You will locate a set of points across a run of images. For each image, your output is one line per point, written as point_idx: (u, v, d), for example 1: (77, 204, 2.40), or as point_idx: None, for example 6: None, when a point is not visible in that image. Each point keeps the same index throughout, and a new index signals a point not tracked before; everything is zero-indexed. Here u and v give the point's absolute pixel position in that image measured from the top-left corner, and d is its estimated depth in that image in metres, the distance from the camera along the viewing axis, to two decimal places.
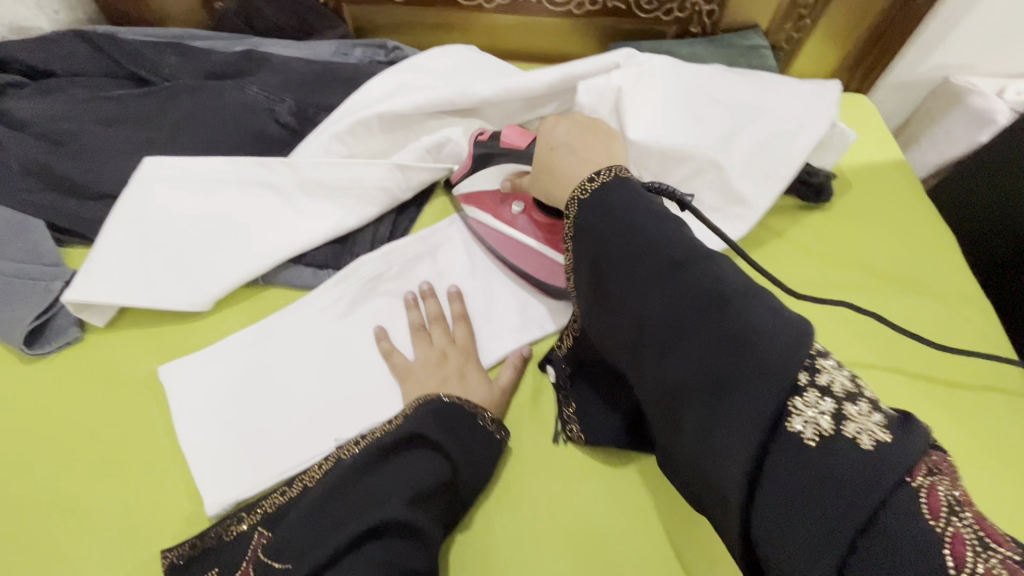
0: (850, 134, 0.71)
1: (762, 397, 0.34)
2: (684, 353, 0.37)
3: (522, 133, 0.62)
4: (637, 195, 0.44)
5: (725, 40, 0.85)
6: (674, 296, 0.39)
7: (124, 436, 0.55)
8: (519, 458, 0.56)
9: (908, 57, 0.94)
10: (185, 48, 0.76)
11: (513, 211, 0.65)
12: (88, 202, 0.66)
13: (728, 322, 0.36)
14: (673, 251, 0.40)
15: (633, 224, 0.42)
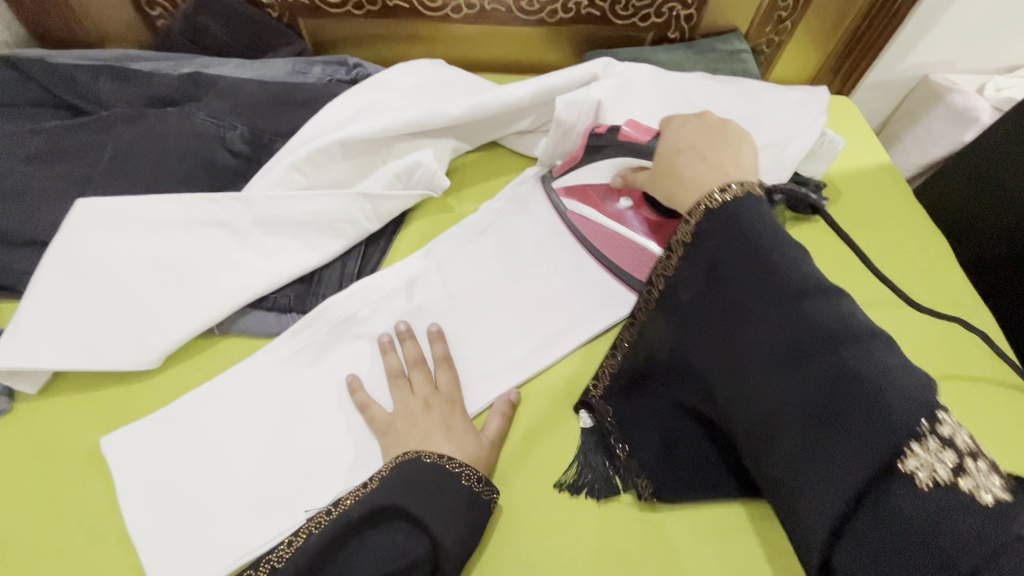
0: (841, 142, 0.68)
1: (862, 423, 0.36)
2: (792, 375, 0.40)
3: (646, 128, 0.57)
4: (761, 212, 0.43)
5: (704, 45, 0.82)
6: (794, 319, 0.40)
7: (62, 520, 0.48)
8: (513, 516, 0.51)
9: (888, 56, 0.92)
10: (123, 72, 0.69)
11: (620, 208, 0.62)
12: (15, 250, 0.58)
13: (852, 364, 0.37)
14: (794, 273, 0.40)
15: (750, 241, 0.42)
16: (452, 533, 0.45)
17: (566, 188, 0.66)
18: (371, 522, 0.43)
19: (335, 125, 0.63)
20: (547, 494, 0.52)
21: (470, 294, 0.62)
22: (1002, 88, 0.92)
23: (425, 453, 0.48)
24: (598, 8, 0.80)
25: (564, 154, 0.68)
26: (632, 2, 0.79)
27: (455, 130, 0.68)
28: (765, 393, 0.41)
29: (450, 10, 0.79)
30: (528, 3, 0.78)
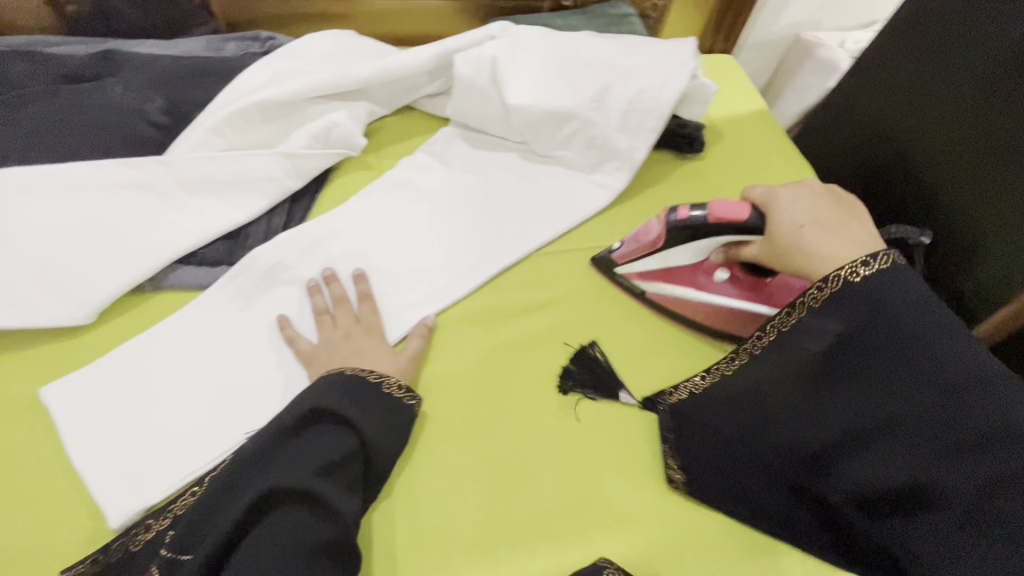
0: (710, 84, 0.78)
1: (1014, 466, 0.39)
2: (949, 414, 0.42)
3: (736, 203, 0.55)
4: (914, 284, 0.46)
5: (596, 11, 0.91)
6: (912, 377, 0.43)
7: (7, 463, 0.51)
8: (432, 423, 0.57)
9: (761, 17, 1.03)
10: (34, 54, 0.71)
11: (717, 279, 0.61)
12: None
13: (1013, 462, 0.39)
14: (938, 347, 0.43)
15: (900, 306, 0.45)
16: (376, 428, 0.51)
17: (641, 274, 0.64)
18: (300, 426, 0.49)
19: (249, 90, 0.67)
20: (463, 401, 0.58)
21: (390, 239, 0.68)
22: (859, 41, 1.05)
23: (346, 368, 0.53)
24: None
25: (469, 110, 0.75)
26: None
27: (366, 93, 0.74)
28: (907, 457, 0.43)
29: None
30: None
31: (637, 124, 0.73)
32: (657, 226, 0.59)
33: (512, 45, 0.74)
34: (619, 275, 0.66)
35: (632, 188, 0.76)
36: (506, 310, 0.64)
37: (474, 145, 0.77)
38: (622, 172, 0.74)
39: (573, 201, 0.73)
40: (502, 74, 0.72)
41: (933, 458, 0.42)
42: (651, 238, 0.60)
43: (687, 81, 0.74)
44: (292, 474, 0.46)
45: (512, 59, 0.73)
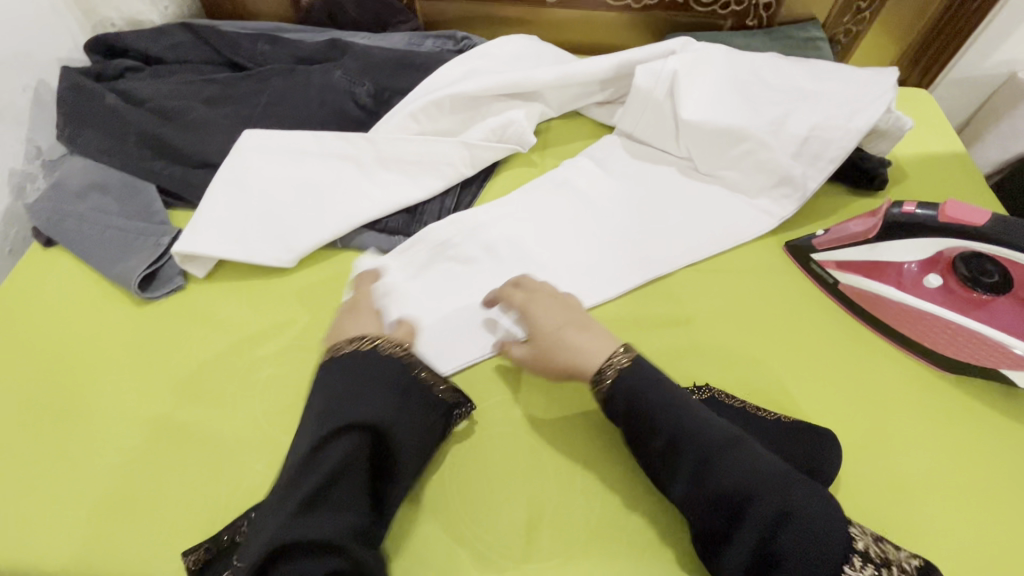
0: (903, 118, 0.72)
1: (774, 508, 0.44)
2: (716, 476, 0.47)
3: (970, 208, 0.54)
4: (654, 372, 0.53)
5: (781, 32, 0.88)
6: (713, 455, 0.47)
7: (221, 370, 0.63)
8: (544, 419, 0.59)
9: (970, 52, 0.93)
10: (277, 38, 0.85)
11: (926, 285, 0.60)
12: (191, 169, 0.74)
13: (780, 521, 0.44)
14: (694, 413, 0.50)
15: (651, 391, 0.51)
16: (393, 423, 0.51)
17: (839, 263, 0.64)
18: (310, 450, 0.48)
19: (445, 83, 0.75)
20: (568, 403, 0.60)
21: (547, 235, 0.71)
22: None
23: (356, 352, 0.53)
24: None
25: (637, 121, 0.77)
26: None
27: (543, 94, 0.78)
28: (698, 517, 0.48)
29: None
30: None
31: (815, 152, 0.70)
32: (873, 220, 0.60)
33: (693, 61, 0.74)
34: (811, 262, 0.67)
35: (797, 217, 0.73)
36: (651, 319, 0.65)
37: (636, 155, 0.78)
38: (790, 202, 0.72)
39: (733, 224, 0.72)
40: (679, 90, 0.73)
41: (709, 525, 0.47)
42: (862, 230, 0.62)
43: (878, 114, 0.69)
44: (302, 492, 0.46)
45: (692, 75, 0.73)
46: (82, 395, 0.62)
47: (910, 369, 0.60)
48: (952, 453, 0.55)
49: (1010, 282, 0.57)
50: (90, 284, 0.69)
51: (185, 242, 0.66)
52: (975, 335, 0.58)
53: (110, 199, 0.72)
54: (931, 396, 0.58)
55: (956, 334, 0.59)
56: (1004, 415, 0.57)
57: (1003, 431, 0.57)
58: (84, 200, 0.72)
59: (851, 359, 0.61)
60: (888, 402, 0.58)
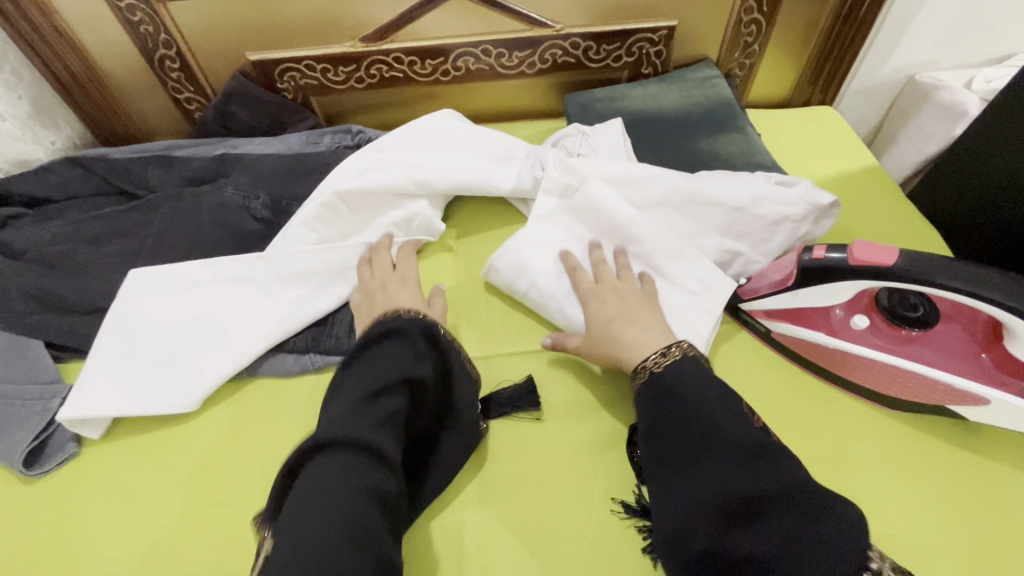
0: (828, 195, 0.63)
1: (775, 490, 0.42)
2: (716, 470, 0.44)
3: (879, 247, 0.51)
4: (702, 369, 0.51)
5: (676, 77, 0.89)
6: (728, 448, 0.45)
7: (119, 544, 0.56)
8: (479, 538, 0.52)
9: (865, 65, 0.94)
10: (167, 160, 0.81)
11: (855, 327, 0.57)
12: (80, 316, 0.69)
13: (791, 509, 0.41)
14: (723, 415, 0.47)
15: (682, 391, 0.49)
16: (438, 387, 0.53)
17: (767, 311, 0.61)
18: (372, 390, 0.48)
19: (343, 182, 0.71)
20: (505, 513, 0.53)
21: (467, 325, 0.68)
22: (991, 79, 0.91)
23: (383, 328, 0.53)
24: (573, 55, 0.87)
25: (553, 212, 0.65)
26: (603, 47, 0.87)
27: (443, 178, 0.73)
28: (695, 517, 0.43)
29: (440, 74, 0.89)
30: (508, 60, 0.87)
31: (745, 229, 0.63)
32: (787, 267, 0.57)
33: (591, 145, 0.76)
34: (741, 310, 0.63)
35: None
36: (590, 405, 0.60)
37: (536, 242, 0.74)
38: (716, 289, 0.61)
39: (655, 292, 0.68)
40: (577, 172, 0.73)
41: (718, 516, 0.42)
42: (778, 278, 0.59)
43: (797, 232, 0.63)
44: (366, 421, 0.45)
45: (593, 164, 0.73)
46: None
47: (858, 413, 0.57)
48: (923, 503, 0.51)
49: (937, 312, 0.56)
50: None
51: (69, 406, 0.60)
52: (911, 374, 0.54)
53: None
54: (887, 439, 0.55)
55: (903, 378, 0.54)
56: (961, 447, 0.54)
57: (967, 467, 0.53)
58: None
59: (798, 412, 0.57)
60: (847, 456, 0.54)
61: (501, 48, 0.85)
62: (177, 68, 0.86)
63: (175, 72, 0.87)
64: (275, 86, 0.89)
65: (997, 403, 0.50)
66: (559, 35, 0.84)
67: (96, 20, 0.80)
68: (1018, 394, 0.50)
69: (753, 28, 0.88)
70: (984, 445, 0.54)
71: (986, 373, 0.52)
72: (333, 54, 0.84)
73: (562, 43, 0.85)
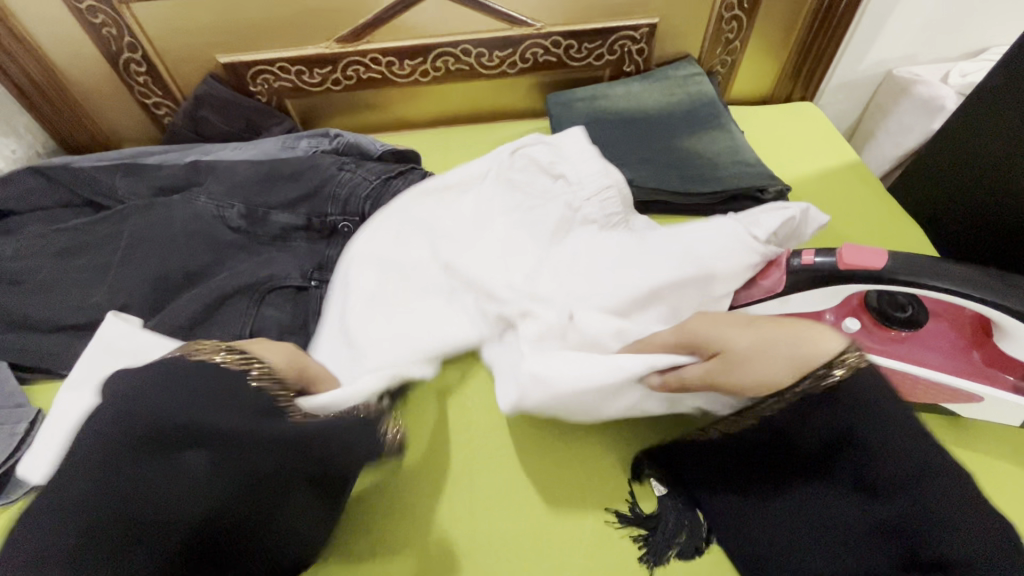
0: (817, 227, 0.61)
1: (934, 508, 0.37)
2: (903, 517, 0.38)
3: (870, 251, 0.51)
4: (884, 386, 0.41)
5: (659, 74, 0.88)
6: (922, 494, 0.37)
7: None
8: (471, 555, 0.51)
9: (845, 60, 0.94)
10: (135, 168, 0.78)
11: (846, 329, 0.57)
12: (47, 335, 0.66)
13: None
14: (925, 461, 0.38)
15: (864, 414, 0.40)
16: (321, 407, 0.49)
17: None
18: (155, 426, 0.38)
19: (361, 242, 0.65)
20: (496, 528, 0.52)
21: None
22: (966, 73, 0.92)
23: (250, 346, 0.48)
24: (554, 54, 0.86)
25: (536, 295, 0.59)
26: (585, 45, 0.85)
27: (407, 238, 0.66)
28: (871, 557, 0.40)
29: (419, 74, 0.86)
30: (488, 59, 0.85)
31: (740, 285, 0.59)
32: (778, 272, 0.56)
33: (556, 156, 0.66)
34: None
35: None
36: None
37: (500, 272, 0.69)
38: None
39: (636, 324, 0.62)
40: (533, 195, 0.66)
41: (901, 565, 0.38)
42: (770, 284, 0.57)
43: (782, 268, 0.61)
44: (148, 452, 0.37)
45: (554, 189, 0.65)
46: None
47: None
48: None
49: (925, 312, 0.56)
50: None
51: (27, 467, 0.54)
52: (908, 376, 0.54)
53: None
54: None
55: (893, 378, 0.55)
56: (950, 442, 0.54)
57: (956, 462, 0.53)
58: None
59: None
60: None
61: (481, 48, 0.83)
62: (144, 72, 0.83)
63: (141, 76, 0.84)
64: (248, 89, 0.87)
65: (988, 399, 0.51)
66: (540, 34, 0.83)
67: (54, 22, 0.76)
68: (1010, 390, 0.51)
69: (734, 24, 0.88)
70: (975, 441, 0.54)
71: (978, 370, 0.53)
72: (308, 55, 0.82)
73: (543, 41, 0.84)
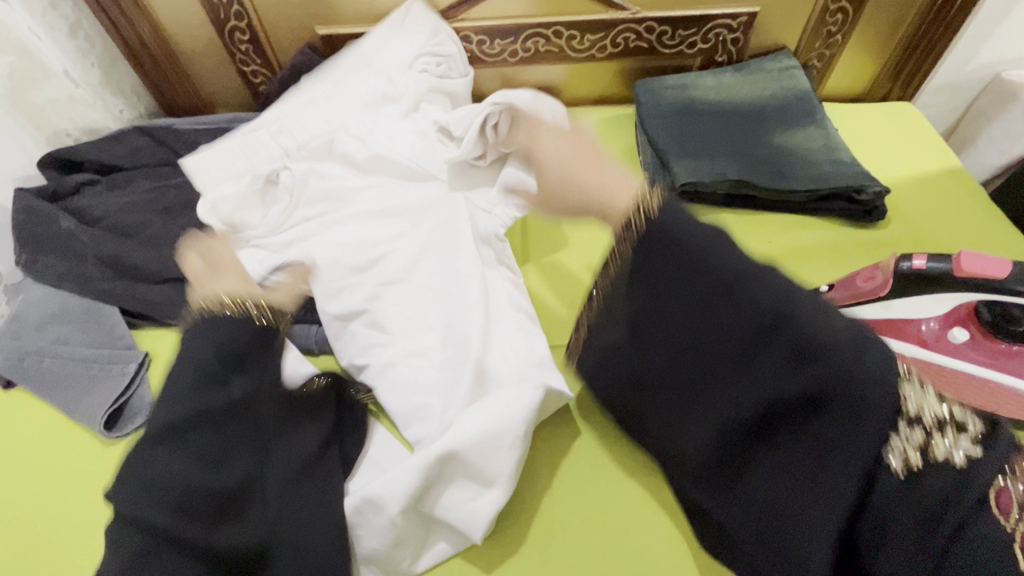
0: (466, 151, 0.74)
1: (782, 368, 0.37)
2: (725, 359, 0.40)
3: (987, 261, 0.49)
4: (682, 217, 0.42)
5: (752, 66, 0.86)
6: (742, 291, 0.39)
7: None
8: (547, 517, 0.53)
9: (951, 60, 0.90)
10: None
11: (953, 340, 0.56)
12: (153, 285, 0.70)
13: (807, 372, 0.36)
14: (716, 238, 0.41)
15: (668, 195, 0.42)
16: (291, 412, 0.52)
17: None
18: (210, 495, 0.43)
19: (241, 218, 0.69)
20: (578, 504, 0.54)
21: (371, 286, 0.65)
22: None
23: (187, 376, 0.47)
24: (646, 40, 0.85)
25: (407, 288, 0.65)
26: (679, 32, 0.84)
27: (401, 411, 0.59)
28: (720, 424, 0.41)
29: (508, 55, 0.87)
30: (578, 42, 0.85)
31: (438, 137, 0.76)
32: (880, 276, 0.56)
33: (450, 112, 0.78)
34: None
35: (791, 266, 0.70)
36: None
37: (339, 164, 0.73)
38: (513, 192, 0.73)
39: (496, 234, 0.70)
40: (351, 201, 0.71)
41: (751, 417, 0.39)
42: (868, 287, 0.57)
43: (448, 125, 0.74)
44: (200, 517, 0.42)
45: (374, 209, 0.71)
46: (52, 555, 0.55)
47: None
48: None
49: None
50: (55, 424, 0.64)
51: None
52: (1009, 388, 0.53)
53: (69, 327, 0.68)
54: None
55: (995, 392, 0.54)
56: None
57: None
58: (43, 333, 0.67)
59: None
60: None
61: (573, 30, 0.83)
62: (246, 40, 0.86)
63: (243, 44, 0.87)
64: None
65: None
66: (635, 19, 0.82)
67: None
68: None
69: (838, 17, 0.84)
70: None
71: None
72: None
73: (636, 26, 0.83)
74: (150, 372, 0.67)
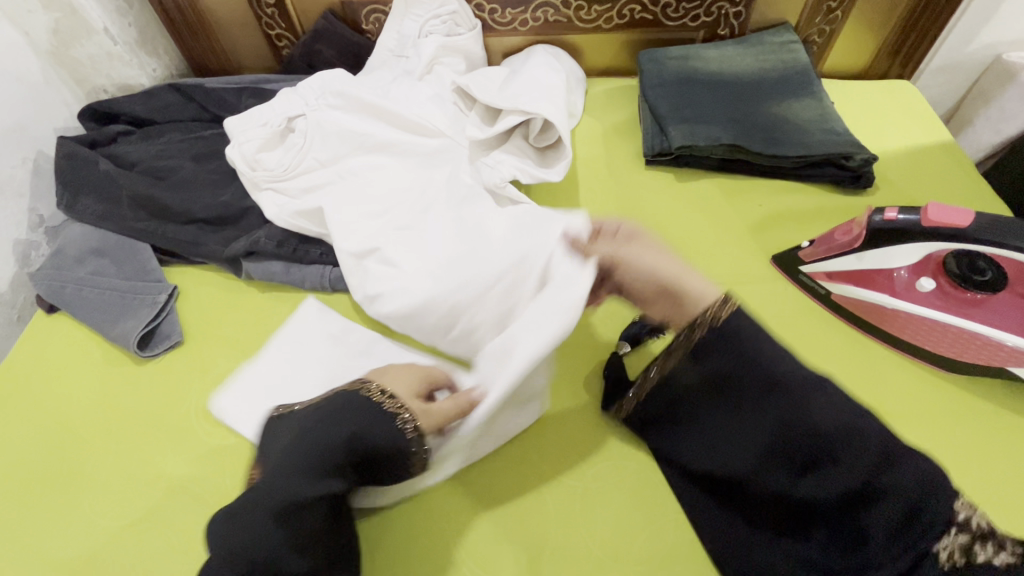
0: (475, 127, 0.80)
1: (831, 443, 0.43)
2: (759, 412, 0.46)
3: (953, 211, 0.54)
4: (735, 323, 0.48)
5: (754, 40, 0.89)
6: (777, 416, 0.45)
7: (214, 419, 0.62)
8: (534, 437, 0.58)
9: (951, 40, 0.92)
10: (260, 91, 0.89)
11: (921, 289, 0.60)
12: (181, 226, 0.76)
13: (849, 462, 0.42)
14: (768, 351, 0.47)
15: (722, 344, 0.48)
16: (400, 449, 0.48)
17: (829, 274, 0.64)
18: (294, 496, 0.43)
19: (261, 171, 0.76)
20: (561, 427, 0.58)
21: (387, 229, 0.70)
22: None
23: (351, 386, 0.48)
24: (650, 12, 0.88)
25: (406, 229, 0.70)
26: (683, 4, 0.87)
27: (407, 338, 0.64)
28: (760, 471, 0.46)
29: (518, 24, 0.91)
30: (585, 13, 0.89)
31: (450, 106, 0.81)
32: (855, 231, 0.60)
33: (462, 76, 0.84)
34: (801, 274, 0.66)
35: (778, 227, 0.73)
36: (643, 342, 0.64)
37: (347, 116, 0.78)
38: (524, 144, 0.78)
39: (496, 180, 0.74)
40: (358, 154, 0.77)
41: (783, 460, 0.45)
42: (846, 240, 0.61)
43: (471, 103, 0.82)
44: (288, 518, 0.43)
45: (389, 161, 0.77)
46: (87, 454, 0.61)
47: (910, 370, 0.59)
48: (966, 457, 0.53)
49: (1005, 278, 0.58)
50: (92, 345, 0.70)
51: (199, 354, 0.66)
52: (968, 333, 0.57)
53: (106, 261, 0.74)
54: (938, 390, 0.57)
55: (963, 339, 0.58)
56: (1014, 410, 0.56)
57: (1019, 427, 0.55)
58: (83, 264, 0.74)
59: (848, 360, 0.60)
60: (892, 405, 0.57)
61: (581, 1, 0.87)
62: (272, 4, 0.91)
63: (270, 9, 0.92)
64: (361, 27, 0.94)
65: None
66: None
67: None
68: None
69: None
70: None
71: None
72: None
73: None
74: (177, 304, 0.73)
